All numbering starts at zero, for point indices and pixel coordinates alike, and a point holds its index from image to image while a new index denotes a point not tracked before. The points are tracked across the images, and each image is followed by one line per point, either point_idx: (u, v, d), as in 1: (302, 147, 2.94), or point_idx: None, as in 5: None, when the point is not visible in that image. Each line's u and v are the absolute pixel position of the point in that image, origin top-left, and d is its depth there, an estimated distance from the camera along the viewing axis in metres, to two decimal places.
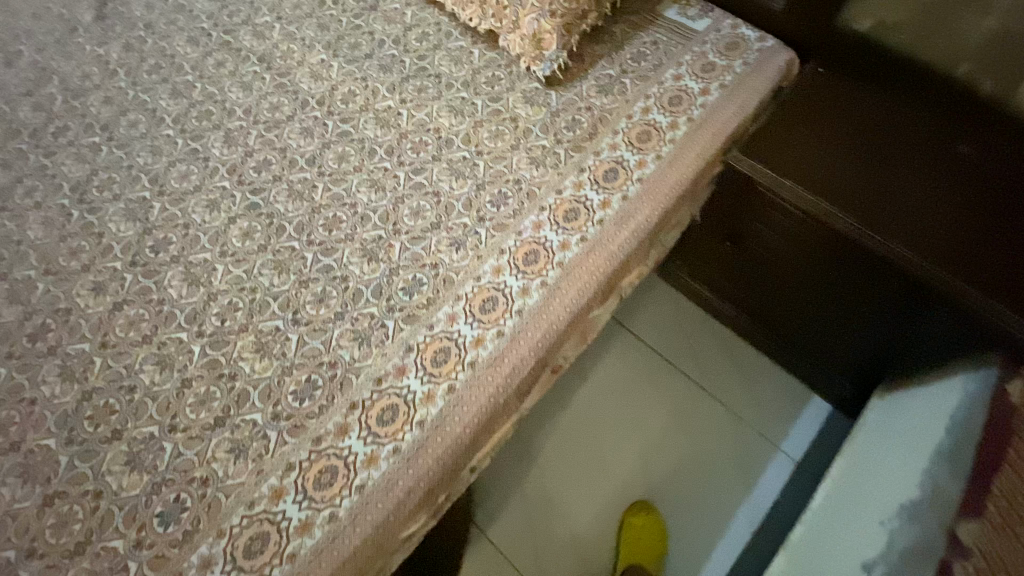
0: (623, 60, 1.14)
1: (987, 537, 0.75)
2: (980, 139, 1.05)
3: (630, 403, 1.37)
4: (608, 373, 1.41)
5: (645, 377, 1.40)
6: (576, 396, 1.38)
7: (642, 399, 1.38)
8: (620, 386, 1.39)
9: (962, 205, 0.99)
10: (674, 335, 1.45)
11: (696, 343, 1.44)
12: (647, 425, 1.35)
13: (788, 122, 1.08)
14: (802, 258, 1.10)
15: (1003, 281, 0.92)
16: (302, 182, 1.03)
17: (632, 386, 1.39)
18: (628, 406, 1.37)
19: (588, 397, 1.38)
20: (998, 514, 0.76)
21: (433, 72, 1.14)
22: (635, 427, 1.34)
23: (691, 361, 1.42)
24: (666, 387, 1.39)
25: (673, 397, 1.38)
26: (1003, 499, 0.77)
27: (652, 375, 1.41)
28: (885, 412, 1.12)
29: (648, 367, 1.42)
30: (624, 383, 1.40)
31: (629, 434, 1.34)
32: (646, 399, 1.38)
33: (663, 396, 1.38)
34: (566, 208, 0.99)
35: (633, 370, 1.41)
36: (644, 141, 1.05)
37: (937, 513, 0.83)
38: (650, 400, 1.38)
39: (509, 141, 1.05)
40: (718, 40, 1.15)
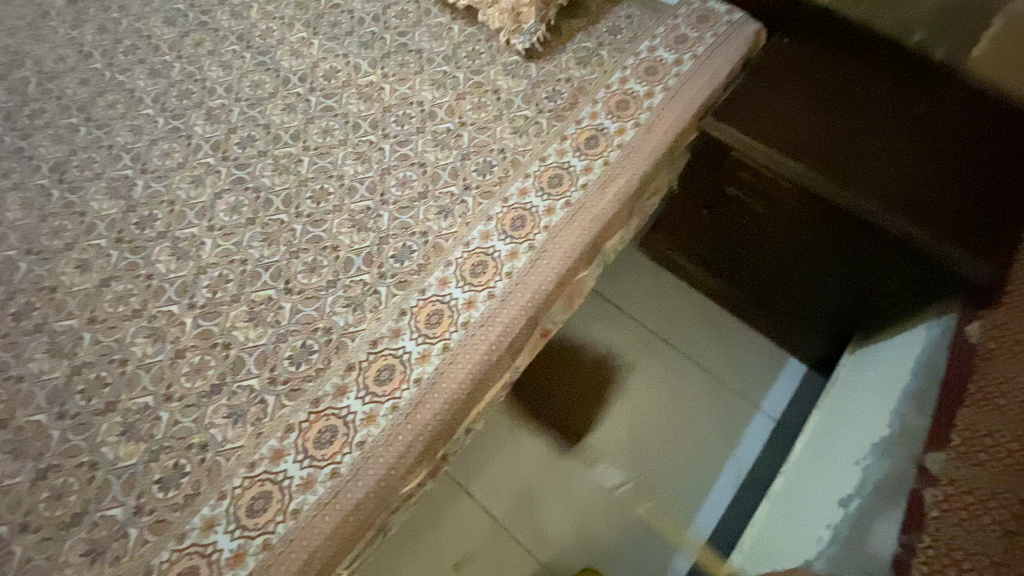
0: (599, 33, 1.17)
1: (953, 466, 0.79)
2: (936, 101, 1.12)
3: (617, 373, 1.41)
4: (595, 345, 1.44)
5: (630, 347, 1.44)
6: (566, 367, 1.41)
7: (629, 369, 1.41)
8: (608, 357, 1.43)
9: (921, 163, 1.05)
10: (658, 306, 1.50)
11: (677, 312, 1.49)
12: (635, 394, 1.38)
13: (758, 88, 1.13)
14: (775, 219, 1.15)
15: (964, 231, 0.98)
16: (288, 157, 1.03)
17: (618, 357, 1.43)
18: (616, 375, 1.41)
19: (577, 369, 1.41)
20: (962, 443, 0.80)
21: (414, 48, 1.16)
22: (623, 395, 1.38)
23: (674, 329, 1.47)
24: (651, 356, 1.43)
25: (659, 366, 1.42)
26: (966, 429, 0.81)
27: (638, 344, 1.45)
28: (860, 365, 1.19)
29: (633, 337, 1.46)
30: (611, 354, 1.43)
31: (618, 402, 1.37)
32: (633, 369, 1.42)
33: (648, 364, 1.42)
34: (550, 175, 1.02)
35: (619, 341, 1.45)
36: (623, 109, 1.08)
37: (906, 446, 0.89)
38: (636, 369, 1.42)
39: (492, 112, 1.08)
40: (690, 13, 1.19)
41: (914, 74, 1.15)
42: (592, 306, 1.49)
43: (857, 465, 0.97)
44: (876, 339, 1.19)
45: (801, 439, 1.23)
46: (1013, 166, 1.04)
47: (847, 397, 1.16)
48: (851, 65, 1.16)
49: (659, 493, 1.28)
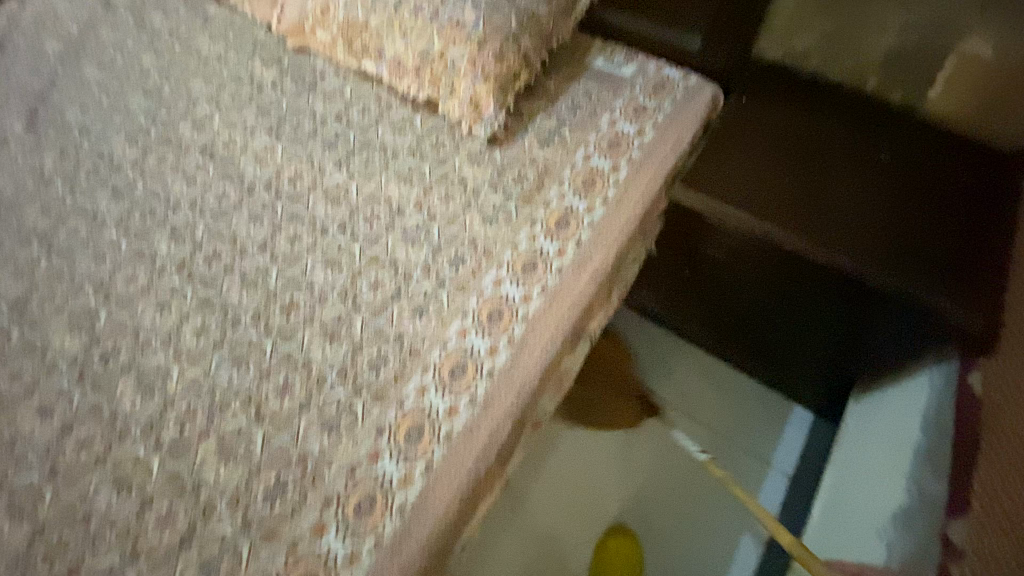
0: (559, 112, 1.18)
1: (977, 538, 0.77)
2: (898, 142, 1.12)
3: (618, 438, 1.37)
4: (596, 410, 1.40)
5: (632, 410, 1.40)
6: (567, 439, 1.37)
7: (633, 436, 1.37)
8: (610, 423, 1.38)
9: (894, 209, 1.04)
10: (653, 365, 1.47)
11: (676, 370, 1.45)
12: (639, 459, 1.34)
13: (722, 150, 1.12)
14: (758, 276, 1.13)
15: (947, 279, 0.97)
16: (255, 269, 1.00)
17: (621, 423, 1.38)
18: (621, 441, 1.36)
19: (577, 439, 1.37)
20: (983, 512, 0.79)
21: (377, 144, 1.16)
22: (628, 462, 1.33)
23: (673, 389, 1.43)
24: (656, 416, 1.39)
25: (661, 428, 1.38)
26: (986, 496, 0.80)
27: (640, 407, 1.40)
28: (864, 415, 1.17)
29: (634, 401, 1.41)
30: (613, 421, 1.38)
31: (624, 471, 1.32)
32: (635, 433, 1.37)
33: (653, 426, 1.38)
34: (524, 262, 1.00)
35: (619, 405, 1.41)
36: (589, 187, 1.08)
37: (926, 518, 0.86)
38: (641, 434, 1.37)
39: (459, 203, 1.08)
40: (645, 83, 1.20)
41: (873, 116, 1.15)
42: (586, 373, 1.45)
43: (878, 537, 0.93)
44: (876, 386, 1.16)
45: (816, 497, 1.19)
46: (984, 206, 1.04)
47: (854, 452, 1.13)
48: (810, 114, 1.16)
49: (674, 564, 1.23)
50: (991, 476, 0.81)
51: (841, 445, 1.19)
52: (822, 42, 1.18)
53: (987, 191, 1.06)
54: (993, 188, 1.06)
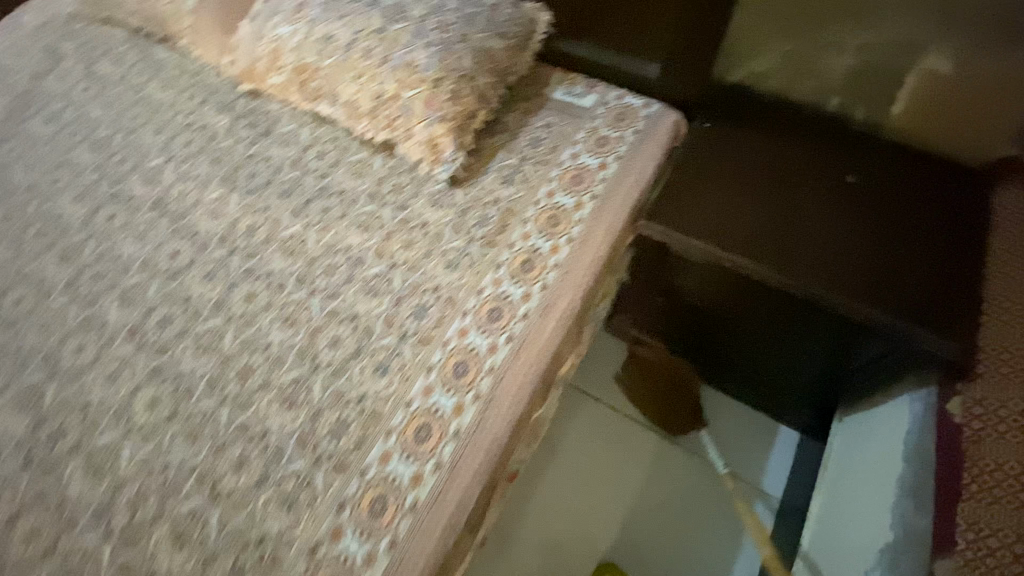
0: (521, 148, 1.15)
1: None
2: (866, 163, 1.10)
3: (604, 471, 1.33)
4: (580, 441, 1.36)
5: (616, 440, 1.36)
6: (551, 473, 1.33)
7: (619, 467, 1.33)
8: (595, 455, 1.34)
9: (865, 233, 1.03)
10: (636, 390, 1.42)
11: None
12: (625, 492, 1.30)
13: (688, 181, 1.10)
14: (734, 304, 1.10)
15: (920, 305, 0.96)
16: (209, 333, 0.96)
17: (606, 455, 1.34)
18: (607, 472, 1.32)
19: (561, 474, 1.32)
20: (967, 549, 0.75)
21: (335, 190, 1.12)
22: (615, 496, 1.30)
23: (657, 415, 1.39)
24: (641, 444, 1.35)
25: (647, 457, 1.34)
26: None
27: (625, 436, 1.37)
28: (849, 437, 1.13)
29: (618, 430, 1.37)
30: (597, 453, 1.35)
31: (612, 506, 1.29)
32: (620, 463, 1.33)
33: (639, 456, 1.34)
34: (489, 308, 0.96)
35: (603, 434, 1.37)
36: (553, 226, 1.06)
37: (911, 556, 0.83)
38: (627, 465, 1.33)
39: (421, 249, 1.03)
40: (606, 113, 1.18)
41: (837, 138, 1.14)
42: (568, 403, 1.41)
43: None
44: (861, 406, 1.13)
45: (807, 524, 1.15)
46: (954, 225, 1.03)
47: (840, 479, 1.10)
48: (775, 138, 1.14)
49: None
50: None
51: (828, 469, 1.16)
52: (782, 64, 1.17)
53: (956, 210, 1.05)
54: (961, 206, 1.05)
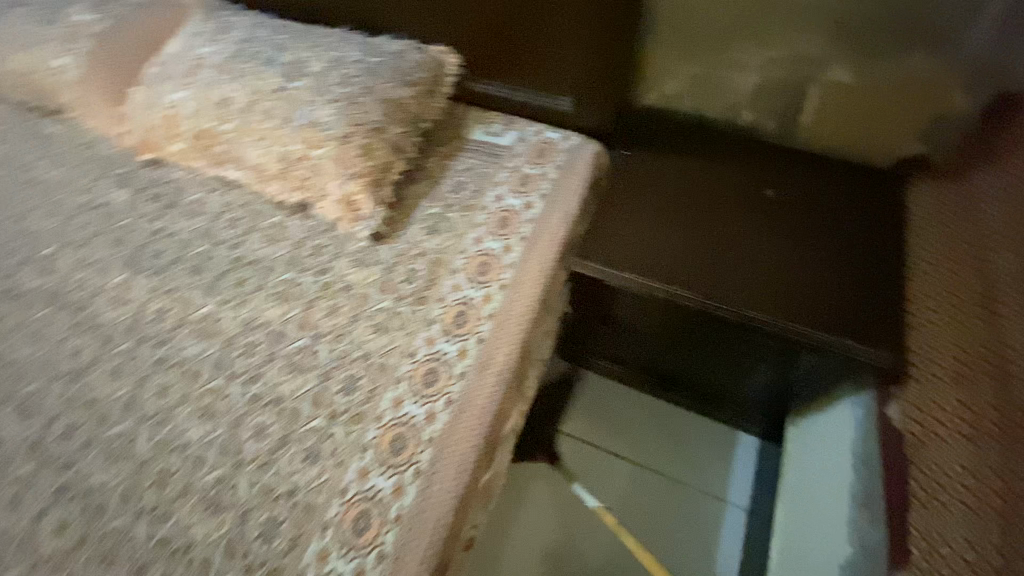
0: (444, 195, 1.11)
1: None
2: (782, 178, 1.12)
3: (574, 506, 1.29)
4: (547, 478, 1.32)
5: (580, 470, 1.33)
6: (521, 515, 1.28)
7: (585, 500, 1.30)
8: (561, 490, 1.31)
9: (788, 250, 1.05)
10: (597, 418, 1.40)
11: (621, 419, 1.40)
12: (597, 525, 1.27)
13: (615, 214, 1.10)
14: (675, 329, 1.11)
15: (844, 318, 0.99)
16: (120, 438, 0.88)
17: (570, 489, 1.31)
18: (577, 506, 1.29)
19: (531, 515, 1.28)
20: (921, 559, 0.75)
21: (250, 260, 1.04)
22: (587, 531, 1.26)
23: (617, 440, 1.37)
24: (607, 473, 1.33)
25: (615, 486, 1.32)
26: (922, 540, 0.77)
27: (587, 467, 1.34)
28: (802, 444, 1.15)
29: (580, 463, 1.34)
30: (562, 488, 1.31)
31: (585, 541, 1.25)
32: (589, 496, 1.30)
33: (603, 484, 1.32)
34: (424, 371, 0.91)
35: (569, 467, 1.34)
36: (484, 273, 1.02)
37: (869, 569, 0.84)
38: (593, 496, 1.30)
39: (347, 314, 0.96)
40: (526, 150, 1.16)
41: (753, 155, 1.16)
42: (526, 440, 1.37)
43: None
44: (809, 411, 1.16)
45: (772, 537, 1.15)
46: (869, 233, 1.07)
47: (799, 488, 1.12)
48: (694, 161, 1.15)
49: None
50: (924, 517, 0.78)
51: (786, 476, 1.18)
52: (692, 86, 1.17)
53: (870, 216, 1.08)
54: (875, 212, 1.09)
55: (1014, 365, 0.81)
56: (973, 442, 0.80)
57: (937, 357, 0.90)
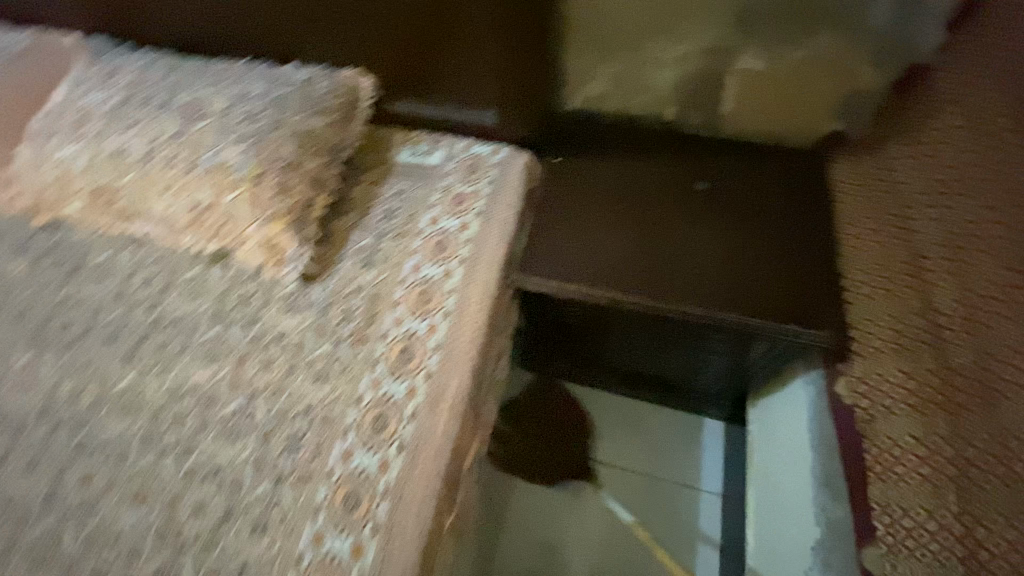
0: (375, 223, 1.05)
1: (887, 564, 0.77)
2: (712, 168, 1.13)
3: (553, 516, 1.26)
4: (523, 490, 1.28)
5: (555, 478, 1.30)
6: (503, 533, 1.24)
7: (563, 509, 1.26)
8: (539, 501, 1.27)
9: (725, 240, 1.05)
10: (565, 422, 1.35)
11: (588, 420, 1.36)
12: (578, 532, 1.24)
13: (553, 223, 1.09)
14: (626, 328, 1.12)
15: (782, 300, 1.00)
16: (42, 539, 0.80)
17: (548, 499, 1.27)
18: (557, 516, 1.26)
19: (512, 531, 1.24)
20: (889, 534, 0.78)
21: (171, 319, 0.97)
22: (569, 540, 1.23)
23: (588, 443, 1.33)
24: (582, 477, 1.30)
25: (591, 490, 1.28)
26: (885, 514, 0.80)
27: (561, 474, 1.30)
28: (762, 423, 1.17)
29: (553, 472, 1.30)
30: (539, 500, 1.27)
31: (569, 551, 1.22)
32: (566, 503, 1.27)
33: (579, 489, 1.29)
34: (372, 417, 0.85)
35: (544, 476, 1.30)
36: (425, 303, 0.96)
37: (839, 547, 0.87)
38: (571, 502, 1.27)
39: (282, 367, 0.90)
40: (456, 168, 1.12)
41: (682, 148, 1.16)
42: (496, 457, 1.33)
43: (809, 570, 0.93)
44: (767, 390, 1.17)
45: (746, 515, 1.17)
46: (800, 213, 1.08)
47: (765, 467, 1.13)
48: (625, 160, 1.15)
49: None
50: (885, 490, 0.81)
51: (750, 454, 1.20)
52: (616, 86, 1.16)
53: (798, 197, 1.10)
54: (804, 192, 1.11)
55: (945, 331, 0.80)
56: (924, 416, 0.79)
57: (880, 334, 0.90)
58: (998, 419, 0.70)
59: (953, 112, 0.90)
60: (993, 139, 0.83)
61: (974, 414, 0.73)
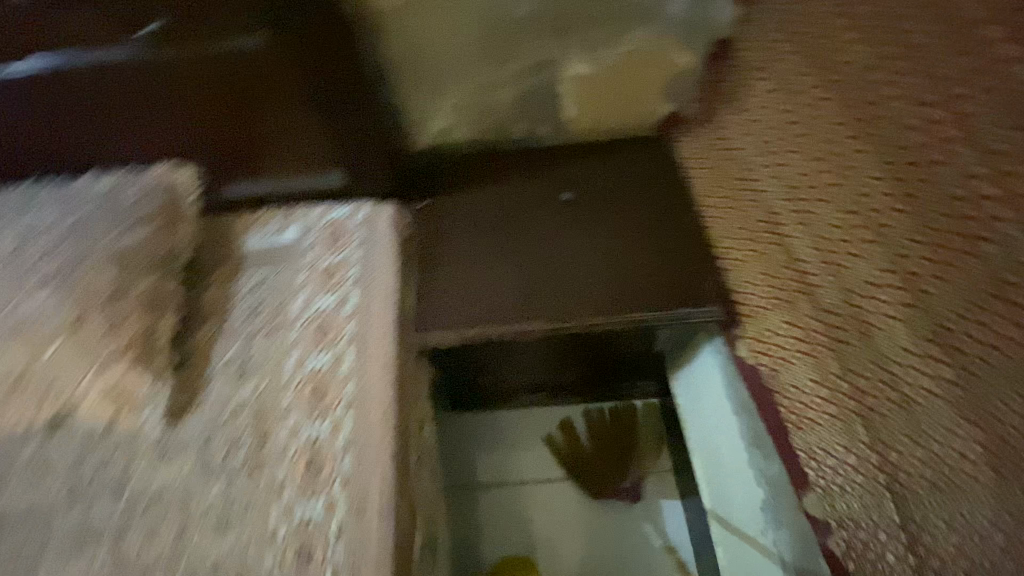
0: (239, 327, 0.93)
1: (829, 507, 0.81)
2: (572, 175, 1.15)
3: (524, 534, 1.25)
4: (491, 519, 1.27)
5: (516, 497, 1.29)
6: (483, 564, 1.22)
7: (531, 523, 1.26)
8: (507, 524, 1.26)
9: (603, 243, 1.07)
10: (510, 443, 1.34)
11: (530, 436, 1.35)
12: (552, 541, 1.24)
13: (437, 271, 1.04)
14: (537, 349, 1.12)
15: (668, 285, 1.03)
16: None
17: (516, 519, 1.26)
18: (528, 533, 1.25)
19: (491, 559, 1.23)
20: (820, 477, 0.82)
21: (15, 515, 0.80)
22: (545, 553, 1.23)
23: (539, 461, 1.32)
24: (541, 490, 1.29)
25: (552, 499, 1.28)
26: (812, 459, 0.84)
27: (520, 493, 1.29)
28: (686, 396, 1.19)
29: (512, 493, 1.29)
30: (509, 520, 1.26)
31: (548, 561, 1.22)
32: (533, 517, 1.26)
33: (541, 502, 1.28)
34: (293, 551, 0.76)
35: (506, 499, 1.29)
36: (320, 400, 0.86)
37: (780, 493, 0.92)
38: (538, 516, 1.27)
39: (172, 527, 0.78)
40: (319, 237, 1.01)
41: (539, 161, 1.17)
42: (455, 495, 1.30)
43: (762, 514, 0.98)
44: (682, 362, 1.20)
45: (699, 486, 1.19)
46: (661, 197, 1.13)
47: (700, 437, 1.15)
48: (490, 187, 1.13)
49: None
50: (806, 435, 0.85)
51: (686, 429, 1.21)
52: (460, 115, 1.12)
53: (655, 181, 1.14)
54: (659, 176, 1.15)
55: (810, 275, 0.86)
56: (816, 359, 0.84)
57: (761, 293, 0.95)
58: (876, 347, 0.76)
59: (767, 77, 0.96)
60: (801, 94, 0.89)
61: (855, 346, 0.78)
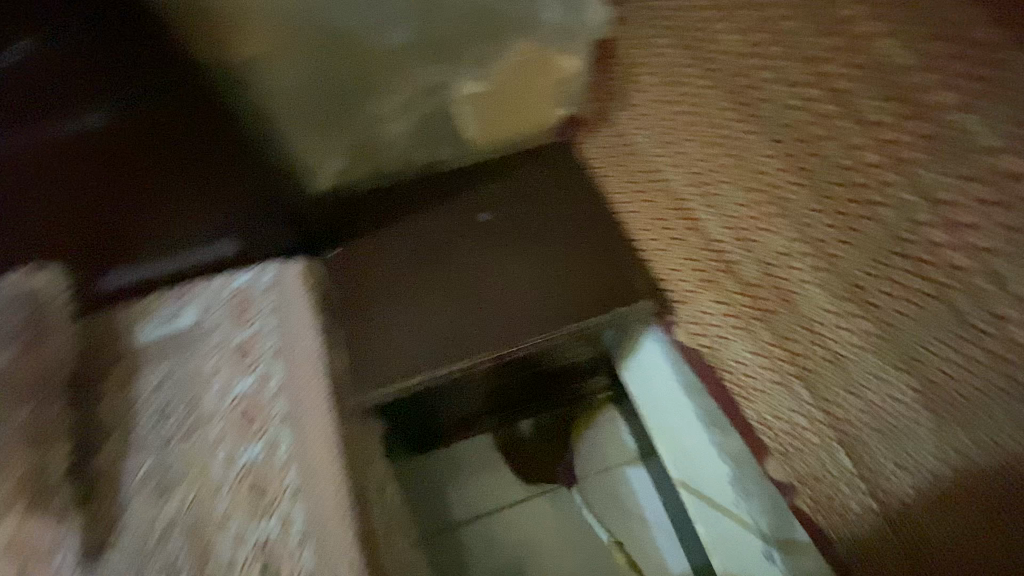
0: (148, 436, 0.83)
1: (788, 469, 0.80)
2: (484, 192, 1.11)
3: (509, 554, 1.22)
4: (473, 548, 1.23)
5: (494, 521, 1.26)
6: None
7: (513, 541, 1.24)
8: (490, 549, 1.23)
9: (527, 258, 1.04)
10: (477, 471, 1.30)
11: (497, 460, 1.31)
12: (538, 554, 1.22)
13: (366, 323, 0.98)
14: (486, 377, 1.09)
15: (599, 286, 1.01)
16: None
17: (499, 543, 1.24)
18: (513, 552, 1.23)
19: None
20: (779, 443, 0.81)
21: None
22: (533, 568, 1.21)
23: (510, 480, 1.29)
24: (517, 509, 1.27)
25: (530, 514, 1.26)
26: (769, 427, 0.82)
27: (498, 517, 1.26)
28: (637, 383, 1.16)
29: (489, 518, 1.26)
30: (491, 544, 1.24)
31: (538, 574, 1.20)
32: (515, 537, 1.24)
33: (519, 520, 1.26)
34: None
35: (484, 525, 1.25)
36: (261, 496, 0.79)
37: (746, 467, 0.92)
38: (519, 533, 1.24)
39: None
40: (223, 312, 0.91)
41: (447, 183, 1.12)
42: (432, 535, 1.25)
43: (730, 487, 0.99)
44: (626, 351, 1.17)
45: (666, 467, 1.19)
46: (574, 195, 1.10)
47: (659, 422, 1.14)
48: (403, 221, 1.08)
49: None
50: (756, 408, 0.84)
51: (642, 415, 1.19)
52: (356, 153, 1.08)
53: (565, 181, 1.11)
54: (567, 175, 1.12)
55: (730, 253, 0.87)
56: (749, 330, 0.85)
57: (688, 275, 0.94)
58: (799, 310, 0.79)
59: (650, 70, 0.98)
60: (688, 87, 0.92)
61: (783, 314, 0.81)
